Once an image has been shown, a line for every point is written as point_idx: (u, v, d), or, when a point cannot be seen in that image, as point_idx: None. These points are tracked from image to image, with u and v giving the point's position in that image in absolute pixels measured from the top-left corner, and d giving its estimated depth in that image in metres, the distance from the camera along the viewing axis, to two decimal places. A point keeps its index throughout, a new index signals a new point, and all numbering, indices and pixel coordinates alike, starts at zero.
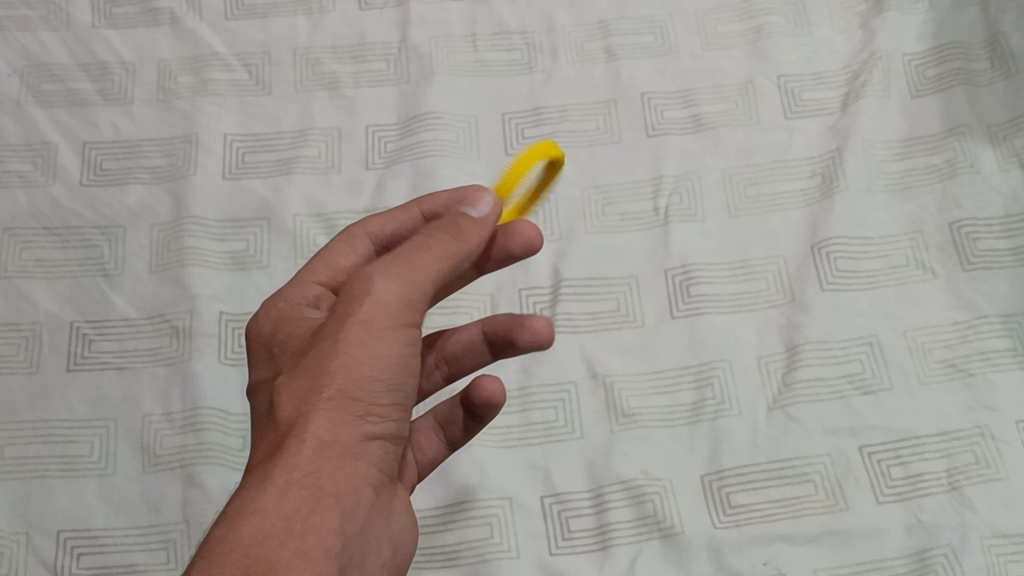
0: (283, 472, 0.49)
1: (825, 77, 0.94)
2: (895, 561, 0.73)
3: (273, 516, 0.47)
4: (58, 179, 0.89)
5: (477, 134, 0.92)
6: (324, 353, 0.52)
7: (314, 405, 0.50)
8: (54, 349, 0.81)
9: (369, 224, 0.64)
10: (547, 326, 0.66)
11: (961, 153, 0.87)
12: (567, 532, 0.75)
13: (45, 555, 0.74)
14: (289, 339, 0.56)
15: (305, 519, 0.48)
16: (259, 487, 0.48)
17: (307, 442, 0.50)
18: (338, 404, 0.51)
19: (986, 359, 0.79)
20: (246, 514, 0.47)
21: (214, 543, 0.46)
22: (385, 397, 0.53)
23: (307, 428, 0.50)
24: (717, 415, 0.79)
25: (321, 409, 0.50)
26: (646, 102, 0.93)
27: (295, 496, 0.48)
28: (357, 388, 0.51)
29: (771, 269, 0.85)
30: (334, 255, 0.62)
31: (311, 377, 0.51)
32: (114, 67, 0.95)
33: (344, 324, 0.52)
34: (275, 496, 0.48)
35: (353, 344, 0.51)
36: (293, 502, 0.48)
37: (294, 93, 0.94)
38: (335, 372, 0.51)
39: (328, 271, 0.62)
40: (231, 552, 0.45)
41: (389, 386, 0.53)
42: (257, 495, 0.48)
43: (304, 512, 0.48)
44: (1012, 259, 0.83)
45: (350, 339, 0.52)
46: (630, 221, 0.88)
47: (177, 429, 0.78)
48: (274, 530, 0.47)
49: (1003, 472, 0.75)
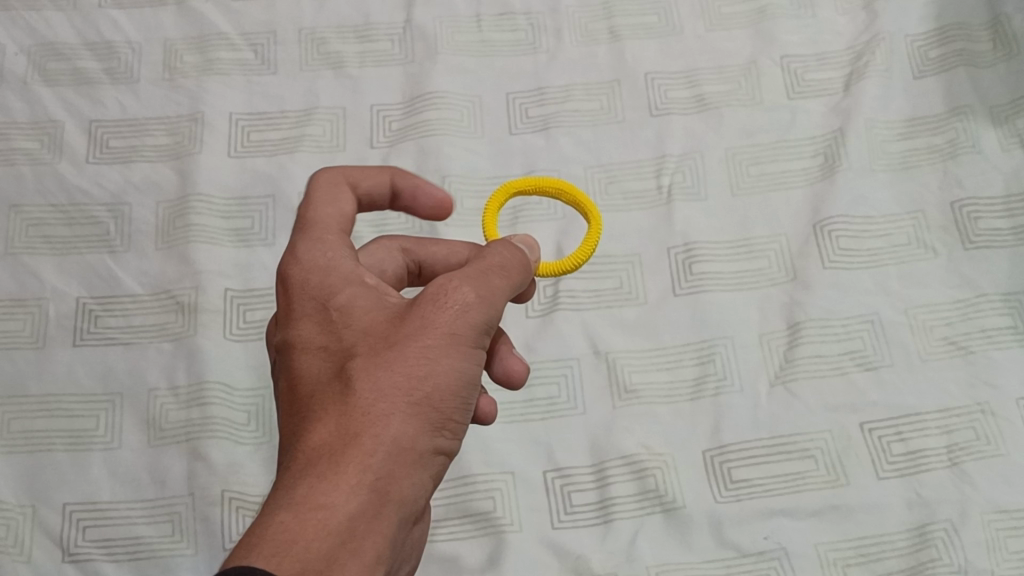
0: (356, 470, 0.49)
1: (827, 58, 0.94)
2: (895, 535, 0.74)
3: (340, 515, 0.48)
4: (64, 157, 0.89)
5: (480, 114, 0.92)
6: (411, 357, 0.51)
7: (396, 407, 0.50)
8: (60, 324, 0.82)
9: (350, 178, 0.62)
10: (524, 371, 0.66)
11: (963, 134, 0.88)
12: (570, 506, 0.76)
13: (52, 528, 0.74)
14: (353, 309, 0.54)
15: (368, 523, 0.49)
16: (330, 479, 0.49)
17: (384, 443, 0.50)
18: (417, 411, 0.51)
19: (986, 336, 0.80)
20: (315, 508, 0.48)
21: (278, 530, 0.47)
22: (458, 411, 0.53)
23: (387, 430, 0.50)
24: (719, 391, 0.79)
25: (402, 413, 0.50)
26: (649, 82, 0.93)
27: (364, 496, 0.49)
28: (440, 401, 0.52)
29: (774, 248, 0.85)
30: (332, 202, 0.60)
31: (398, 377, 0.51)
32: (120, 46, 0.95)
33: (434, 331, 0.52)
34: (344, 495, 0.48)
35: (441, 358, 0.52)
36: (361, 504, 0.49)
37: (299, 72, 0.95)
38: (423, 379, 0.51)
39: (338, 218, 0.60)
40: (295, 547, 0.46)
41: (461, 402, 0.53)
42: (328, 490, 0.48)
43: (369, 516, 0.49)
44: (1013, 238, 0.83)
45: (440, 350, 0.52)
46: (633, 200, 0.88)
47: (182, 403, 0.79)
48: (339, 530, 0.48)
49: (1002, 448, 0.76)
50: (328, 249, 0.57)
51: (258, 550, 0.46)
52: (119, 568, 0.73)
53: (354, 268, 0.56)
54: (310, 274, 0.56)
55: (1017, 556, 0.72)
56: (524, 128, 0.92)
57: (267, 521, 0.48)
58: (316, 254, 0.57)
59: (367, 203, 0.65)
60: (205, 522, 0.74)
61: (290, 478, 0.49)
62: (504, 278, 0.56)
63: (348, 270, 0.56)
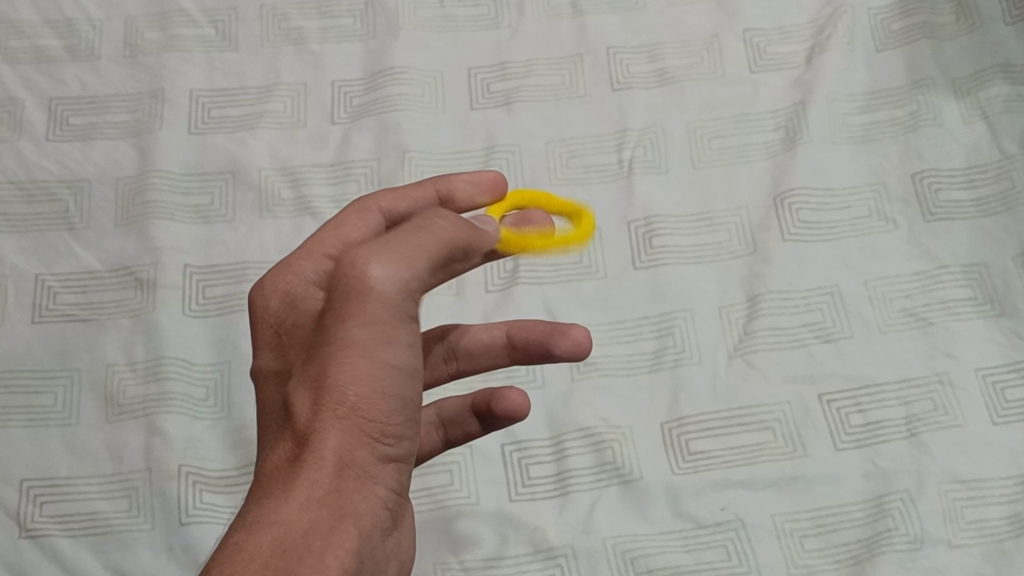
0: (304, 485, 0.46)
1: (790, 31, 0.94)
2: (852, 506, 0.73)
3: (292, 531, 0.44)
4: (24, 135, 0.89)
5: (441, 89, 0.92)
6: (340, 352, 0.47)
7: (332, 412, 0.47)
8: (18, 301, 0.81)
9: (384, 196, 0.62)
10: (585, 336, 0.62)
11: (925, 106, 0.88)
12: (527, 478, 0.76)
13: (8, 503, 0.74)
14: (303, 330, 0.52)
15: (326, 538, 0.45)
16: (278, 501, 0.45)
17: (325, 456, 0.46)
18: (356, 411, 0.47)
19: (946, 308, 0.80)
20: (268, 524, 0.44)
21: (233, 554, 0.44)
22: (403, 404, 0.49)
23: (325, 438, 0.46)
24: (678, 363, 0.79)
25: (339, 418, 0.47)
26: (611, 56, 0.93)
27: (314, 513, 0.45)
28: (373, 401, 0.47)
29: (734, 221, 0.85)
30: (345, 224, 0.60)
31: (322, 383, 0.47)
32: (81, 23, 0.95)
33: (350, 321, 0.47)
34: (295, 511, 0.45)
35: (372, 345, 0.47)
36: (313, 520, 0.45)
37: (260, 48, 0.95)
38: (349, 382, 0.47)
39: (343, 241, 0.59)
40: (249, 564, 0.43)
41: (401, 395, 0.49)
42: (277, 510, 0.45)
43: (326, 530, 0.45)
44: (973, 210, 0.83)
45: (371, 339, 0.47)
46: (594, 173, 0.88)
47: (140, 378, 0.79)
48: (294, 544, 0.44)
49: (961, 419, 0.75)
50: (291, 274, 0.54)
51: (214, 573, 0.42)
52: (76, 543, 0.72)
53: (307, 286, 0.54)
54: (269, 300, 0.54)
55: (974, 526, 0.72)
56: (485, 103, 0.92)
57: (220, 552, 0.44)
58: (276, 280, 0.54)
59: None
60: (162, 497, 0.74)
61: (245, 506, 0.46)
62: (424, 243, 0.50)
63: (302, 284, 0.54)
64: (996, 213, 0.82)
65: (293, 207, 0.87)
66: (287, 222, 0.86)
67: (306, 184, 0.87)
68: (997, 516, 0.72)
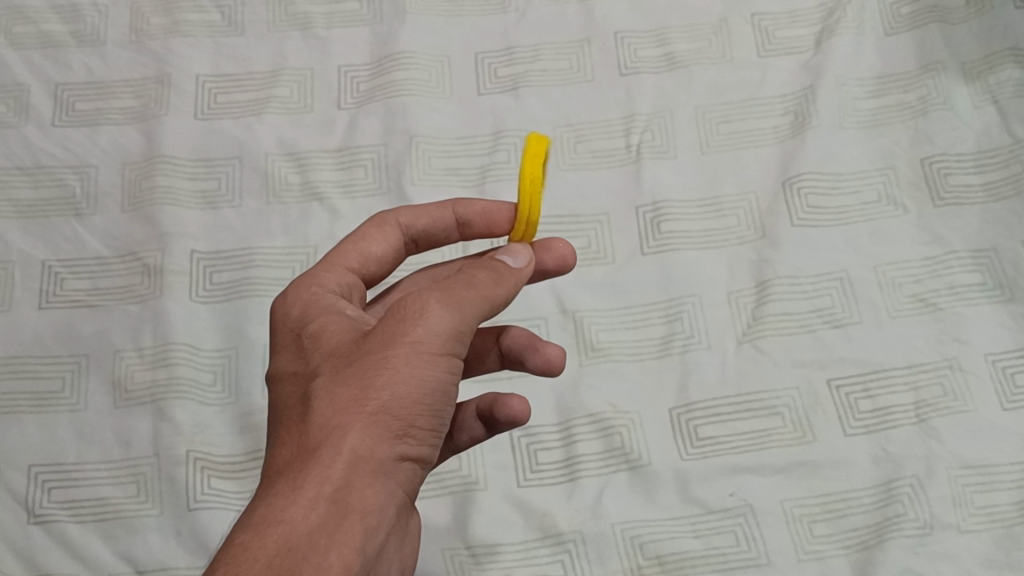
0: (315, 482, 0.48)
1: (799, 16, 0.94)
2: (861, 491, 0.73)
3: (298, 528, 0.46)
4: (30, 120, 0.89)
5: (447, 74, 0.92)
6: (371, 367, 0.49)
7: (353, 418, 0.49)
8: (26, 287, 0.81)
9: (402, 215, 0.64)
10: (560, 353, 0.64)
11: (934, 90, 0.87)
12: (536, 464, 0.75)
13: (17, 489, 0.73)
14: (322, 333, 0.53)
15: (331, 535, 0.47)
16: (289, 495, 0.47)
17: (342, 455, 0.48)
18: (379, 421, 0.49)
19: (955, 293, 0.79)
20: (275, 522, 0.46)
21: (239, 550, 0.46)
22: (429, 420, 0.51)
23: (343, 440, 0.48)
24: (687, 349, 0.79)
25: (362, 423, 0.49)
26: (618, 41, 0.93)
27: (322, 510, 0.47)
28: (400, 409, 0.49)
29: (742, 206, 0.85)
30: (365, 243, 0.62)
31: (354, 390, 0.49)
32: (86, 9, 0.95)
33: (394, 340, 0.50)
34: (303, 508, 0.47)
35: (401, 363, 0.49)
36: (320, 517, 0.47)
37: (266, 33, 0.94)
38: (380, 390, 0.49)
39: (359, 257, 0.62)
40: (257, 560, 0.45)
41: (429, 410, 0.51)
42: (287, 504, 0.47)
43: (330, 527, 0.47)
44: (982, 194, 0.83)
45: (402, 357, 0.49)
46: (601, 158, 0.88)
47: (148, 364, 0.78)
48: (300, 543, 0.46)
49: (971, 404, 0.75)
50: (315, 287, 0.57)
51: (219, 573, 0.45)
52: (84, 528, 0.72)
53: (335, 300, 0.56)
54: (291, 308, 0.56)
55: (983, 511, 0.71)
56: (493, 89, 0.91)
57: (230, 543, 0.46)
58: (301, 292, 0.57)
59: (428, 240, 0.66)
60: (170, 483, 0.74)
61: (255, 502, 0.48)
62: (472, 288, 0.53)
63: (333, 299, 0.56)
64: (1006, 198, 0.82)
65: (300, 192, 0.86)
66: (294, 208, 0.86)
67: (313, 170, 0.87)
68: (1007, 502, 0.72)
